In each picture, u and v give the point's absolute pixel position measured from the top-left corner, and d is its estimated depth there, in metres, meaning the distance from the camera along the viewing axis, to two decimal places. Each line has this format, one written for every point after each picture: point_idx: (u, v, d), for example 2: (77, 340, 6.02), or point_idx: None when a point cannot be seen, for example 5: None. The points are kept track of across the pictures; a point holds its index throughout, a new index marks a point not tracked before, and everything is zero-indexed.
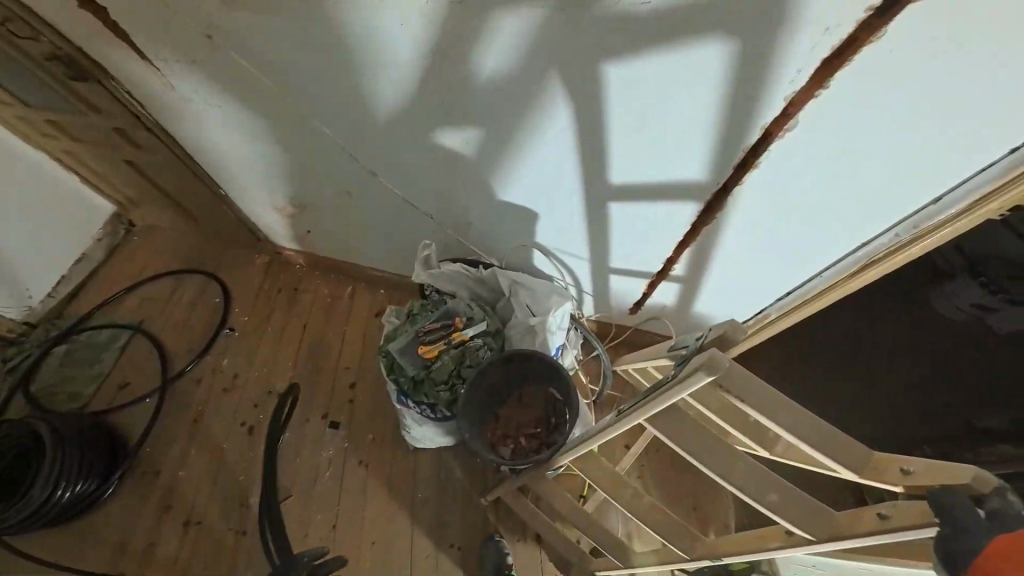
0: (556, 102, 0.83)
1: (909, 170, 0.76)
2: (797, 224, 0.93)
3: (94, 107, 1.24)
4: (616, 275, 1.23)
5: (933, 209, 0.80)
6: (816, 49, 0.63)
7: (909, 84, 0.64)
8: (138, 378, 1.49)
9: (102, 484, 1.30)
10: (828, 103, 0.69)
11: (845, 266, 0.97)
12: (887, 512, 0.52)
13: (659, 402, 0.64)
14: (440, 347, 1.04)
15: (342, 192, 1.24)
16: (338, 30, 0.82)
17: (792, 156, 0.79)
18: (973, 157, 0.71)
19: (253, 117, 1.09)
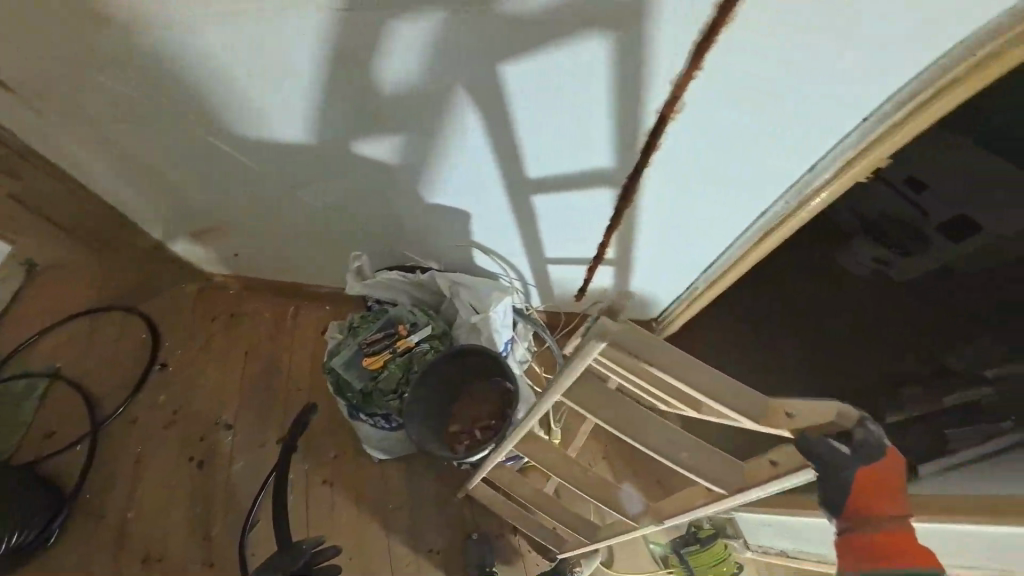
0: (456, 104, 0.83)
1: (784, 143, 0.82)
2: (702, 203, 0.99)
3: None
4: (554, 266, 1.27)
5: (810, 177, 0.88)
6: (685, 32, 0.66)
7: (769, 63, 0.69)
8: (66, 425, 1.41)
9: (41, 533, 1.24)
10: (704, 87, 0.74)
11: (752, 236, 1.05)
12: (777, 458, 0.58)
13: (573, 369, 0.66)
14: (385, 357, 1.04)
15: (266, 211, 1.19)
16: (221, 44, 0.78)
17: (684, 141, 0.84)
18: (833, 128, 0.78)
19: (154, 133, 1.03)
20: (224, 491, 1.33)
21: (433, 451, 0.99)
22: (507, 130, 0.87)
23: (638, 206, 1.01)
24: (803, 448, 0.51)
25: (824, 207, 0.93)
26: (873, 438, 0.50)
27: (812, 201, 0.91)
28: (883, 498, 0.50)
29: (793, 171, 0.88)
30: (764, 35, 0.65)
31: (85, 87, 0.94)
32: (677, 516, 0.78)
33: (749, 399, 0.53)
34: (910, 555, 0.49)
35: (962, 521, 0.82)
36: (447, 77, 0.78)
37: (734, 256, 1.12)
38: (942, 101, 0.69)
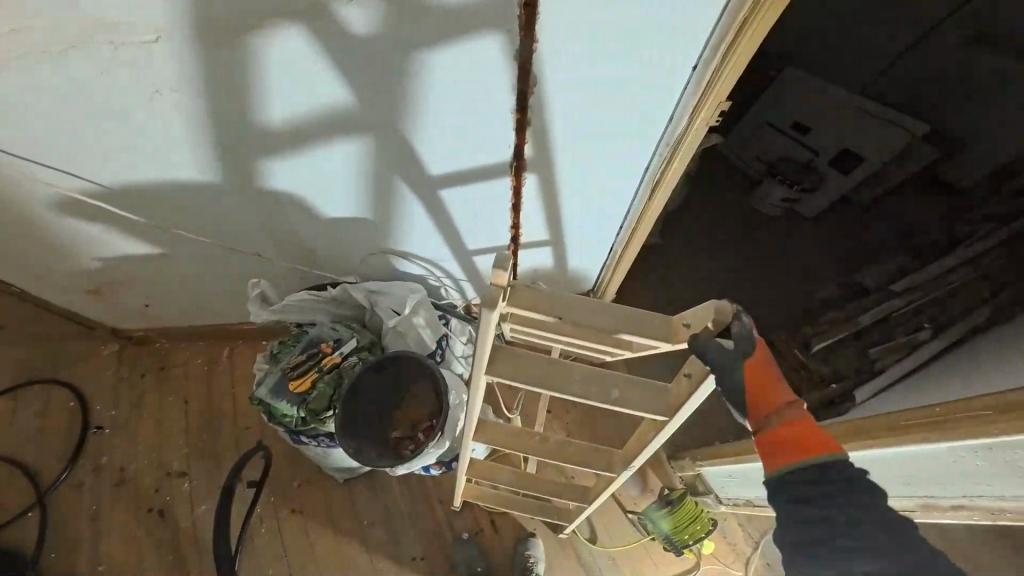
0: (316, 118, 0.83)
1: (638, 102, 0.86)
2: (588, 172, 1.03)
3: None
4: (478, 257, 1.29)
5: (671, 131, 0.93)
6: (508, 8, 0.67)
7: (594, 29, 0.71)
8: (11, 496, 1.31)
9: None
10: (544, 64, 0.76)
11: (643, 191, 1.10)
12: (690, 371, 0.63)
13: (483, 353, 0.64)
14: (312, 377, 1.03)
15: (164, 255, 1.15)
16: (50, 93, 0.75)
17: (548, 116, 0.87)
18: (672, 82, 0.82)
19: (22, 194, 0.97)
20: (189, 542, 1.28)
21: (374, 463, 1.00)
22: (374, 133, 0.88)
23: (530, 183, 1.05)
24: (697, 352, 0.58)
25: (693, 152, 0.99)
26: (747, 330, 0.57)
27: (680, 150, 0.97)
28: (766, 384, 0.59)
29: (656, 126, 0.92)
30: (585, 4, 0.67)
31: None
32: (638, 455, 0.82)
33: (638, 320, 0.61)
34: (796, 417, 0.59)
35: (885, 433, 0.90)
36: (293, 97, 0.78)
37: (629, 218, 1.20)
38: (747, 35, 0.74)
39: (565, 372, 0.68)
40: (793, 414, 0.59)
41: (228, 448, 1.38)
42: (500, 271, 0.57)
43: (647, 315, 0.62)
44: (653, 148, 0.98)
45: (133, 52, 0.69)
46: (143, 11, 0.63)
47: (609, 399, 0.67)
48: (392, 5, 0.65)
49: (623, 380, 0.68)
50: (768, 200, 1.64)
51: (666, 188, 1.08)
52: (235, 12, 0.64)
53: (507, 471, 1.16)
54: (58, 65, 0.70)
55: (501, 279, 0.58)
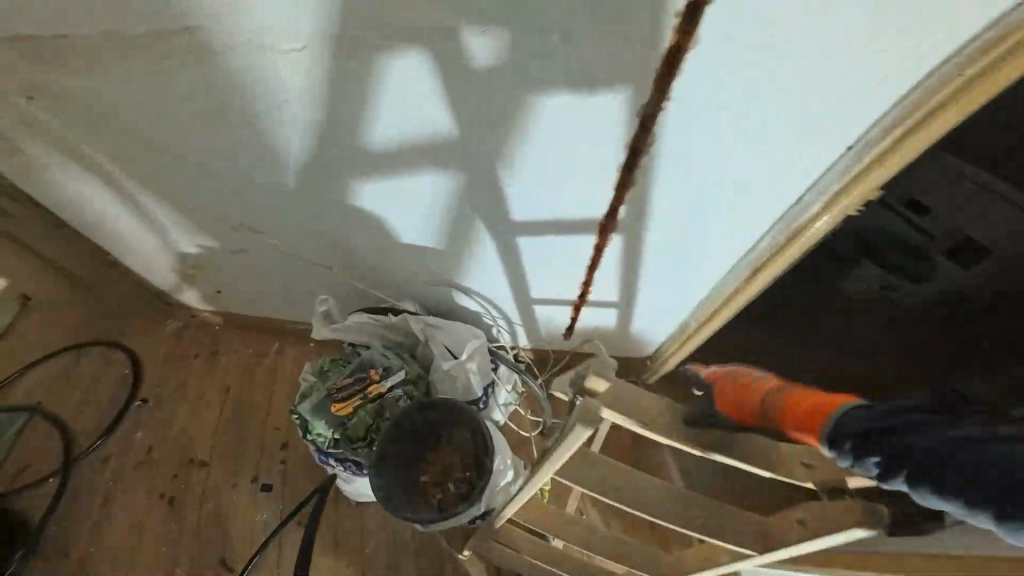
0: (431, 143, 0.82)
1: (767, 177, 0.79)
2: (687, 237, 0.97)
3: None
4: (540, 305, 1.24)
5: (797, 211, 0.84)
6: (644, 65, 0.63)
7: (719, 85, 0.64)
8: (40, 458, 1.34)
9: None
10: (675, 124, 0.71)
11: (741, 272, 1.01)
12: (805, 518, 0.58)
13: (562, 451, 0.58)
14: (355, 403, 1.01)
15: (240, 249, 1.18)
16: (181, 84, 0.78)
17: (660, 178, 0.82)
18: (814, 162, 0.74)
19: (133, 174, 1.02)
20: (191, 535, 1.26)
21: (398, 510, 0.95)
22: (471, 169, 0.86)
23: (615, 244, 1.00)
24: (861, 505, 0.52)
25: (815, 242, 0.89)
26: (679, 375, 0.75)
27: (801, 238, 0.87)
28: (735, 389, 0.56)
29: (779, 206, 0.85)
30: (722, 67, 0.62)
31: (66, 126, 0.93)
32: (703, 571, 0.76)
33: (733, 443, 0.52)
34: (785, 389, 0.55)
35: None
36: (402, 120, 0.78)
37: (719, 295, 1.09)
38: (925, 132, 0.64)
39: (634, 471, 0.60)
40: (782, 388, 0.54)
41: (253, 447, 1.37)
42: (597, 378, 0.50)
43: (739, 433, 0.53)
44: (768, 225, 0.90)
45: (269, 57, 0.71)
46: (285, 16, 0.64)
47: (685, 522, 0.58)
48: (523, 46, 0.63)
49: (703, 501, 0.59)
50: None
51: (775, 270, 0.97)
52: (373, 29, 0.64)
53: (527, 538, 1.07)
54: (198, 61, 0.73)
55: (597, 385, 0.51)
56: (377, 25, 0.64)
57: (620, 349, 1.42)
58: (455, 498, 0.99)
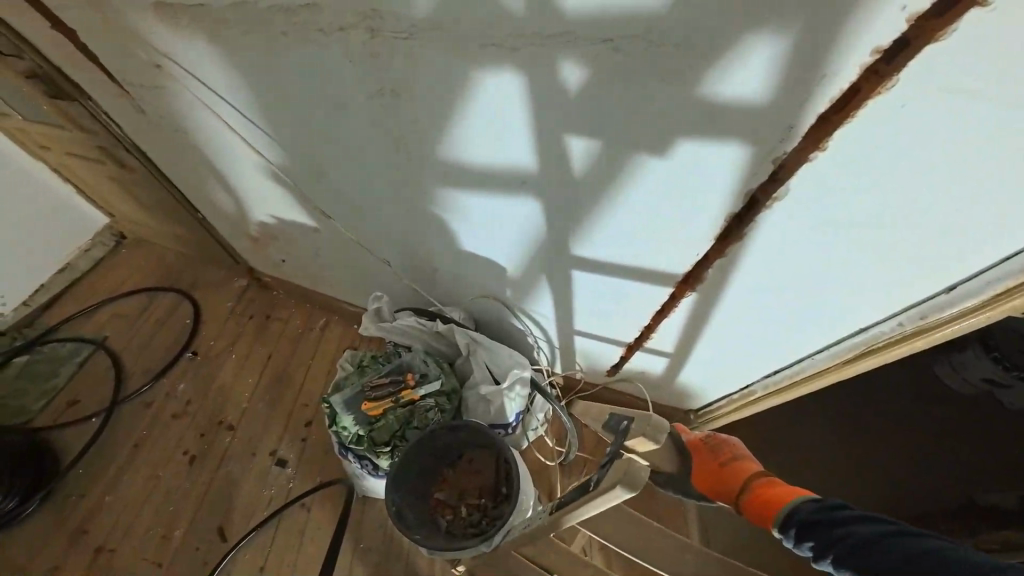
0: (525, 160, 0.77)
1: (918, 255, 0.68)
2: (789, 308, 0.87)
3: (59, 123, 1.18)
4: (581, 337, 1.15)
5: (947, 298, 0.73)
6: (803, 106, 0.56)
7: (915, 142, 0.54)
8: (90, 394, 1.43)
9: (22, 502, 1.25)
10: (826, 169, 0.61)
11: (843, 350, 0.90)
12: None
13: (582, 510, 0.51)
14: (386, 405, 0.98)
15: (309, 228, 1.19)
16: (295, 63, 0.78)
17: (776, 229, 0.73)
18: (995, 247, 0.63)
19: (223, 145, 1.04)
20: (205, 494, 1.30)
21: (408, 528, 0.91)
22: (554, 196, 0.81)
23: (691, 298, 0.93)
24: None
25: (954, 335, 0.78)
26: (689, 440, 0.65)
27: (944, 326, 0.77)
28: (715, 471, 0.58)
29: (924, 288, 0.73)
30: (932, 119, 0.52)
31: (177, 95, 0.96)
32: None
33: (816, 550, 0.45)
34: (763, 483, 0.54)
35: None
36: (495, 145, 0.76)
37: (809, 370, 0.98)
38: None
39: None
40: (762, 475, 0.55)
41: (282, 418, 1.40)
42: (645, 440, 0.53)
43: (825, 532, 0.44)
44: (897, 310, 0.79)
45: (383, 47, 0.69)
46: (410, 5, 0.62)
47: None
48: (662, 65, 0.57)
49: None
50: (962, 372, 1.20)
51: (888, 356, 0.86)
52: (493, 31, 0.61)
53: None
54: (317, 43, 0.73)
55: (640, 446, 0.53)
56: (501, 26, 0.60)
57: (666, 400, 1.30)
58: (464, 523, 0.97)
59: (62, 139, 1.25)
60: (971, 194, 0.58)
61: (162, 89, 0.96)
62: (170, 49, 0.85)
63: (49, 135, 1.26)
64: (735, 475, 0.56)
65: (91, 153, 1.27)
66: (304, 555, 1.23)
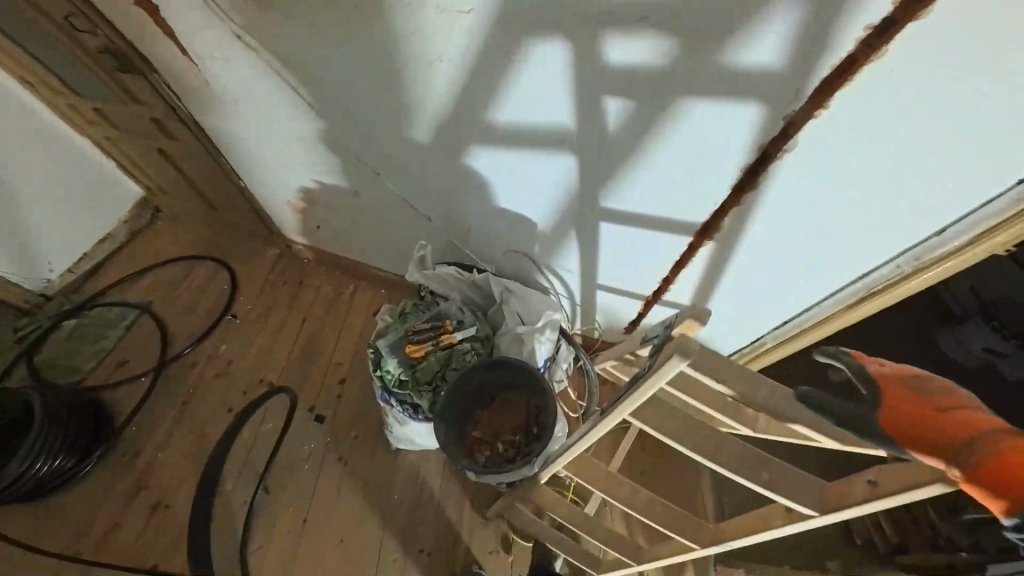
0: (562, 120, 0.85)
1: (911, 202, 0.77)
2: (795, 258, 0.96)
3: (115, 98, 1.26)
4: (604, 291, 1.24)
5: (938, 240, 0.82)
6: (811, 71, 0.64)
7: (907, 99, 0.63)
8: (137, 356, 1.51)
9: (81, 461, 1.33)
10: (827, 125, 0.70)
11: (847, 296, 0.99)
12: None
13: (643, 391, 0.60)
14: (428, 347, 1.07)
15: (349, 193, 1.28)
16: (355, 40, 0.85)
17: (785, 180, 0.81)
18: (981, 189, 0.72)
19: (271, 113, 1.12)
20: (248, 450, 1.39)
21: (453, 456, 1.01)
22: (589, 156, 0.90)
23: (707, 249, 1.01)
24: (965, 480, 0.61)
25: (943, 276, 0.88)
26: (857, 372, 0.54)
27: (934, 267, 0.87)
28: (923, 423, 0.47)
29: (917, 233, 0.82)
30: (923, 81, 0.61)
31: (233, 71, 1.04)
32: (742, 539, 0.70)
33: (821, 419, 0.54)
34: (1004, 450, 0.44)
35: None
36: (534, 107, 0.85)
37: (816, 317, 1.08)
38: None
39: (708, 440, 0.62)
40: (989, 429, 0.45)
41: (318, 378, 1.49)
42: (692, 322, 0.55)
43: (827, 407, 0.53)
44: (895, 254, 0.87)
45: (436, 26, 0.77)
46: None
47: (757, 480, 0.59)
48: (691, 40, 0.65)
49: (774, 465, 0.60)
50: (965, 346, 1.28)
51: (887, 299, 0.96)
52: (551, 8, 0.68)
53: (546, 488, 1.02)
54: (377, 20, 0.80)
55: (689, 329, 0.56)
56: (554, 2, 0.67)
57: None
58: (502, 458, 1.05)
59: (113, 112, 1.33)
60: (955, 141, 0.67)
61: (221, 64, 1.03)
62: (237, 29, 0.92)
63: (102, 110, 1.33)
64: (961, 431, 0.46)
65: (141, 126, 1.34)
66: (344, 504, 1.33)
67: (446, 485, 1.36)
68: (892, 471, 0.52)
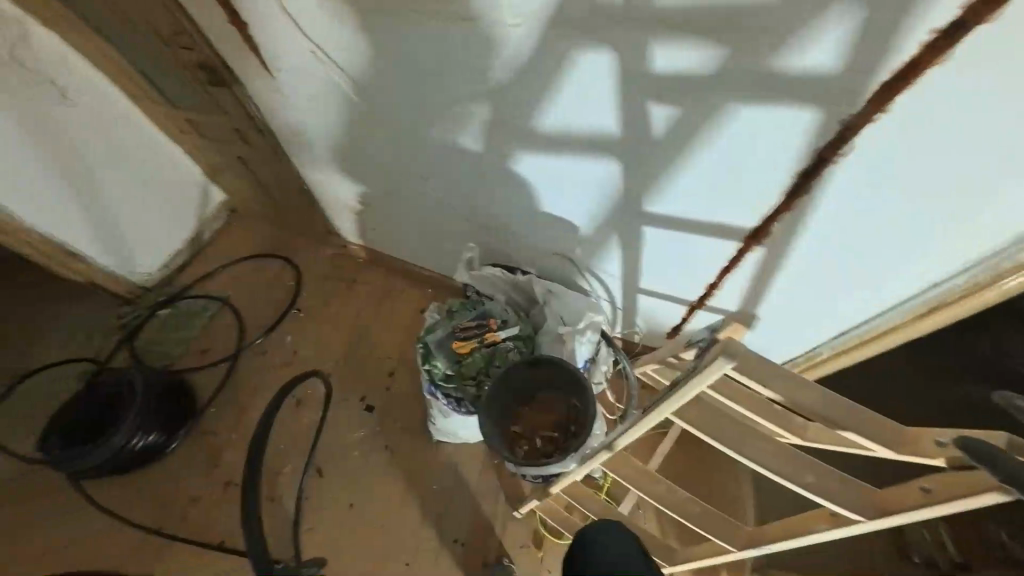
0: (610, 126, 0.88)
1: (981, 211, 0.75)
2: (856, 267, 0.93)
3: (205, 108, 1.40)
4: (645, 295, 1.25)
5: (1013, 248, 0.79)
6: (870, 76, 0.64)
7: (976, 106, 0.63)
8: (216, 345, 1.67)
9: (170, 439, 1.49)
10: (890, 135, 0.70)
11: (914, 308, 0.97)
12: None
13: (686, 391, 0.62)
14: (473, 345, 1.14)
15: (403, 196, 1.35)
16: (417, 53, 0.91)
17: (844, 191, 0.80)
18: None
19: (332, 121, 1.20)
20: (304, 437, 1.50)
21: (493, 448, 1.06)
22: (635, 161, 0.92)
23: (756, 254, 1.00)
24: None
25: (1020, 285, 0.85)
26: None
27: (1009, 276, 0.84)
28: None
29: (990, 242, 0.80)
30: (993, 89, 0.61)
31: (302, 85, 1.13)
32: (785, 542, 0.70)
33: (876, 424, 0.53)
34: None
35: None
36: (580, 114, 0.88)
37: (879, 330, 1.05)
38: None
39: (751, 441, 0.63)
40: None
41: (368, 371, 1.58)
42: None
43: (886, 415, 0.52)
44: (967, 264, 0.85)
45: (496, 40, 0.82)
46: None
47: (801, 484, 0.59)
48: (749, 46, 0.66)
49: (820, 469, 0.60)
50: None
51: (958, 311, 0.93)
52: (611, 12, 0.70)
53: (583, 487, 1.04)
54: (440, 37, 0.86)
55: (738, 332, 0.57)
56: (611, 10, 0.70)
57: None
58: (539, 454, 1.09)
59: (200, 122, 1.48)
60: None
61: (294, 77, 1.12)
62: (311, 46, 1.01)
63: (190, 119, 1.48)
64: None
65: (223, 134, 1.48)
66: (388, 490, 1.42)
67: (482, 480, 1.41)
68: (943, 476, 0.53)
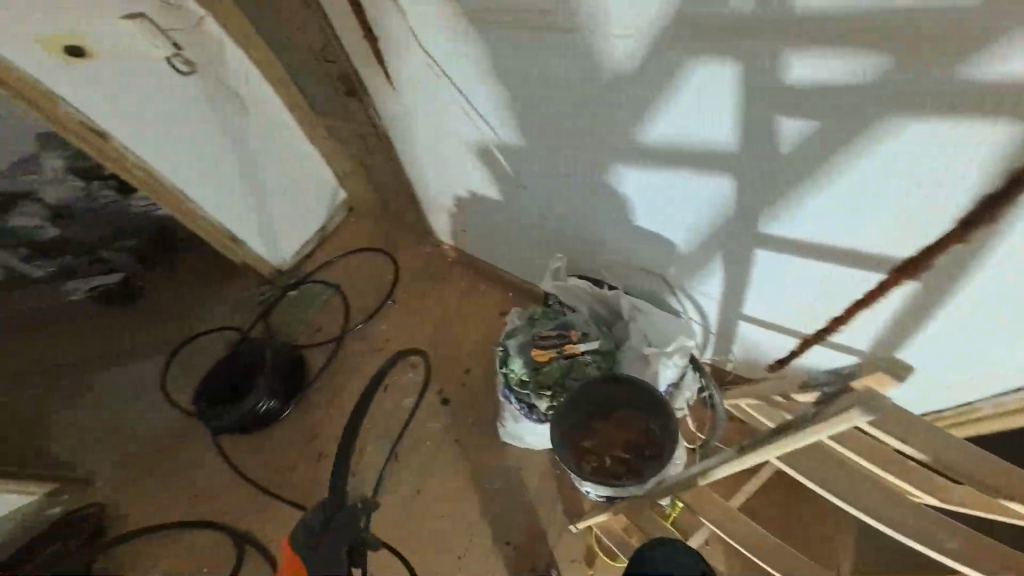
0: (727, 138, 0.82)
1: None
2: None
3: (337, 114, 1.53)
4: (748, 322, 1.15)
5: None
6: None
7: None
8: (329, 326, 1.85)
9: (284, 405, 1.68)
10: None
11: None
12: None
13: (801, 437, 0.57)
14: (551, 355, 1.13)
15: (497, 201, 1.39)
16: (533, 60, 0.91)
17: None
18: None
19: (438, 125, 1.26)
20: (380, 417, 1.57)
21: (564, 461, 1.04)
22: (751, 176, 0.85)
23: (909, 288, 0.86)
24: None
25: None
26: None
27: None
28: None
29: None
30: None
31: (418, 90, 1.19)
32: None
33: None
34: None
35: None
36: (694, 125, 0.83)
37: None
38: None
39: None
40: None
41: (448, 366, 1.64)
42: (881, 378, 0.50)
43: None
44: None
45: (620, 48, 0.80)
46: None
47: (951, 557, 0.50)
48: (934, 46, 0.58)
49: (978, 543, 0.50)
50: None
51: None
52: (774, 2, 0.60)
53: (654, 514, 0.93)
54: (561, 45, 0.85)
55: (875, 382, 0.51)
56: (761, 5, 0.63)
57: None
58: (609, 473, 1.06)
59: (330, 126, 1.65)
60: None
61: (414, 82, 1.19)
62: (432, 54, 1.06)
63: (320, 124, 1.65)
64: None
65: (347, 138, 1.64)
66: (453, 483, 1.47)
67: (542, 488, 1.42)
68: None
